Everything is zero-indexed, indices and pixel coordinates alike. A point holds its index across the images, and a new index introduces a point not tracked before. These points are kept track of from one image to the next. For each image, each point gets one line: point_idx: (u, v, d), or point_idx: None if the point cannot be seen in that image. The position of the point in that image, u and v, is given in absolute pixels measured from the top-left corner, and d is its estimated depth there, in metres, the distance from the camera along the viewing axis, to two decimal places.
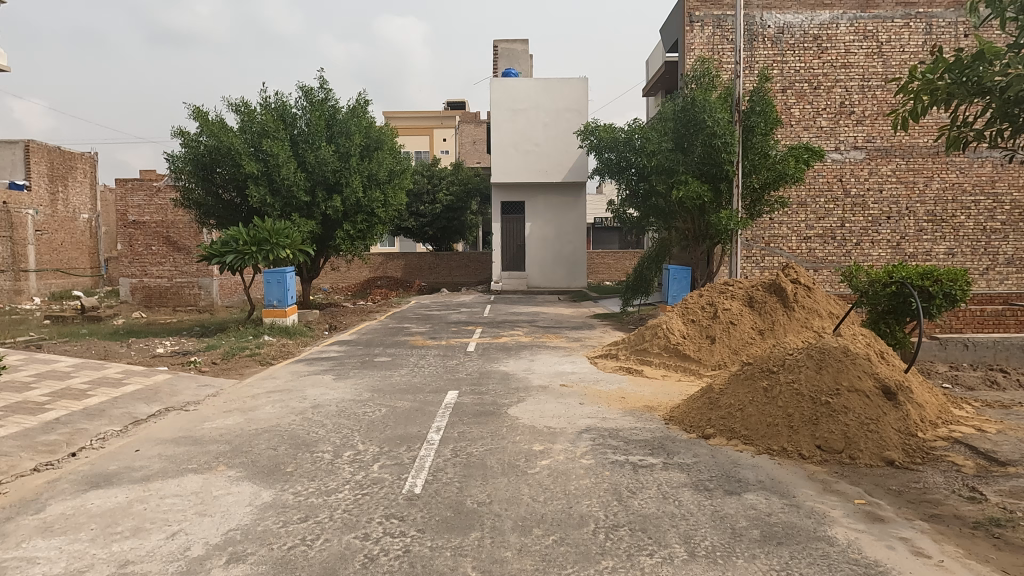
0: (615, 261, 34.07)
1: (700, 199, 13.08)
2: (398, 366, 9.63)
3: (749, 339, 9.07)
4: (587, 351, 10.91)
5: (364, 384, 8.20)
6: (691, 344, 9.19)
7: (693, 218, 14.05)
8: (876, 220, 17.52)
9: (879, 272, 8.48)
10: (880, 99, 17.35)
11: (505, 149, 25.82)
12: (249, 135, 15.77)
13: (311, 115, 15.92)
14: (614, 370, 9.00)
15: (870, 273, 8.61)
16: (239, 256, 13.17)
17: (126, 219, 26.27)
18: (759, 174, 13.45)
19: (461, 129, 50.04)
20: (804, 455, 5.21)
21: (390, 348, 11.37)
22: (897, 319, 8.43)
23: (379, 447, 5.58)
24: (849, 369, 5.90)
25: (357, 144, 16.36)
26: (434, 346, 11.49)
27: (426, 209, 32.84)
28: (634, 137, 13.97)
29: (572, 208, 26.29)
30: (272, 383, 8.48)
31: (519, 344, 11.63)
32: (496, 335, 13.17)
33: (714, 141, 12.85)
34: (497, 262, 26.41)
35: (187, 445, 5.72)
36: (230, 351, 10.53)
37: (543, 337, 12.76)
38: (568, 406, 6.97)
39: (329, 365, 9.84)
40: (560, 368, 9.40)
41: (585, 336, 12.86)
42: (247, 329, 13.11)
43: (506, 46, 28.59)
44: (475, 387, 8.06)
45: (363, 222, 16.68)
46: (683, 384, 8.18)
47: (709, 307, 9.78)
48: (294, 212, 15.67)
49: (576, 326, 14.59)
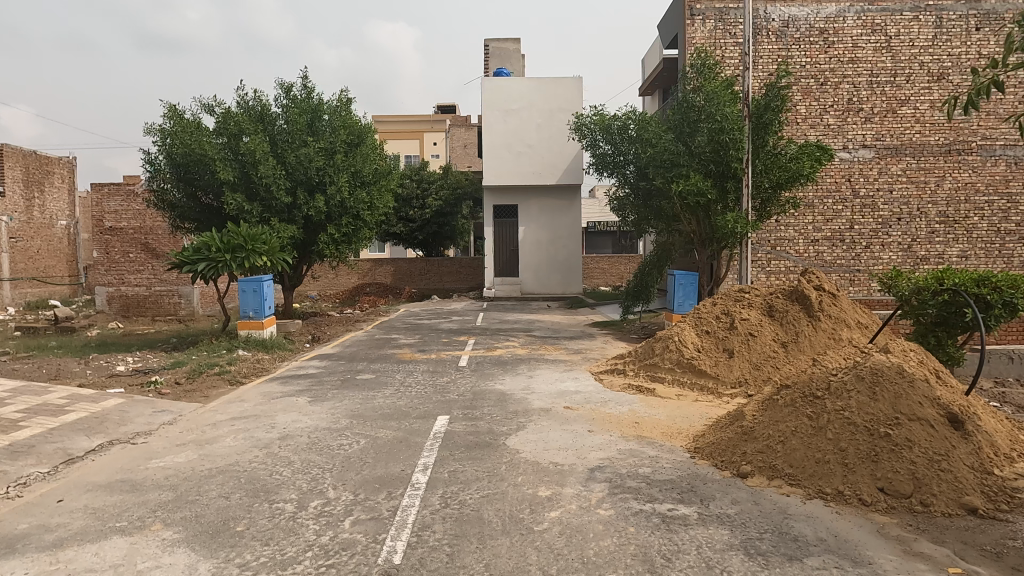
0: (610, 265, 33.22)
1: (704, 197, 12.08)
2: (382, 385, 8.70)
3: (772, 353, 8.17)
4: (590, 365, 10.00)
5: (343, 409, 7.24)
6: (707, 358, 8.30)
7: (698, 220, 13.04)
8: (886, 222, 16.75)
9: (927, 279, 7.73)
10: (888, 95, 16.61)
11: (497, 150, 24.95)
12: (225, 134, 14.81)
13: (291, 113, 14.96)
14: (622, 389, 8.08)
15: (915, 279, 7.86)
16: (212, 263, 12.17)
17: (102, 226, 25.23)
18: (770, 174, 12.52)
19: (452, 132, 49.15)
20: (866, 502, 4.32)
21: (375, 364, 10.43)
22: (947, 330, 7.80)
23: (353, 494, 4.64)
24: (908, 394, 5.02)
25: (341, 141, 15.45)
26: (423, 361, 10.56)
27: (417, 214, 31.94)
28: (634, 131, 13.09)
29: (568, 211, 25.42)
30: (239, 408, 7.52)
31: (516, 358, 10.70)
32: (490, 346, 12.25)
33: (721, 137, 12.00)
34: (489, 268, 25.48)
35: (121, 493, 4.75)
36: (197, 369, 9.54)
37: (541, 349, 11.84)
38: (575, 436, 6.04)
39: (307, 384, 8.88)
40: (562, 386, 8.47)
41: (586, 348, 11.96)
42: (220, 343, 12.12)
43: (498, 45, 27.84)
44: (468, 411, 7.12)
45: (348, 226, 15.72)
46: (702, 406, 7.27)
47: (724, 318, 8.91)
48: (273, 217, 14.70)
49: (575, 336, 13.69)
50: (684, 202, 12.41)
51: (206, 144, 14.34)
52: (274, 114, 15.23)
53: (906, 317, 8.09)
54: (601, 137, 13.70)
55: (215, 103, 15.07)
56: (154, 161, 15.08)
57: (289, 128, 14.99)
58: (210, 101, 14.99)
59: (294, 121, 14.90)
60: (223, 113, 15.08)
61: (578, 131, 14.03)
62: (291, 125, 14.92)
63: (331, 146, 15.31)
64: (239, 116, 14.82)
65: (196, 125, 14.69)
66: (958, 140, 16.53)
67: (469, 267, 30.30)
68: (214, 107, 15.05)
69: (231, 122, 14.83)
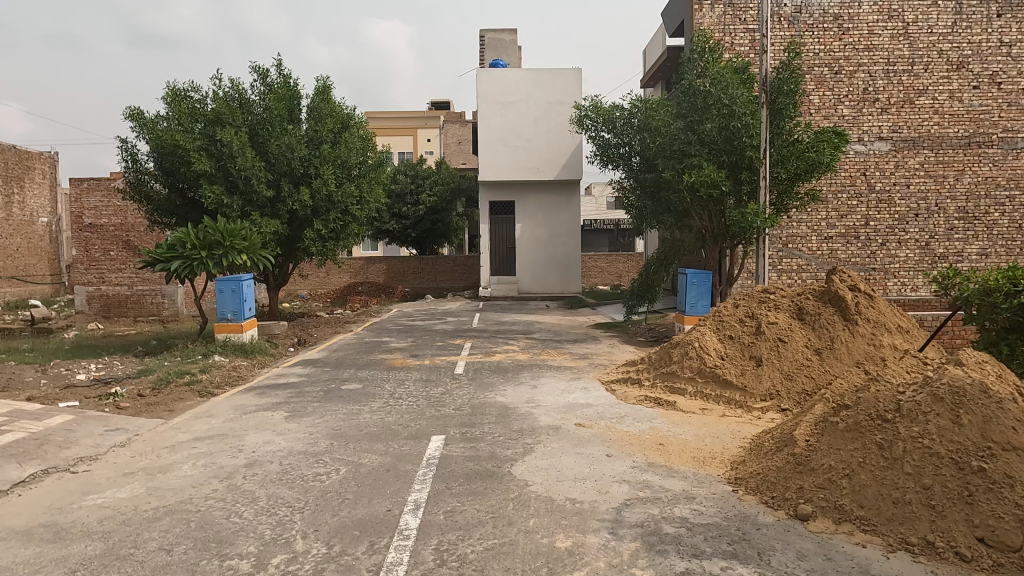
0: (608, 263, 32.38)
1: (717, 188, 11.19)
2: (370, 397, 7.77)
3: (806, 361, 7.31)
4: (599, 373, 9.13)
5: (323, 427, 6.33)
6: (732, 367, 7.45)
7: (710, 214, 12.13)
8: (903, 218, 15.95)
9: (997, 278, 6.76)
10: (906, 85, 15.82)
11: (493, 145, 24.04)
12: (202, 123, 13.90)
13: (269, 99, 14.10)
14: (638, 402, 7.20)
15: (983, 279, 6.92)
16: (186, 261, 11.20)
17: (81, 223, 24.25)
18: (787, 164, 11.66)
19: (447, 129, 48.20)
20: (967, 558, 3.45)
21: (362, 371, 9.52)
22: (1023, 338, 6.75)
23: (327, 547, 3.74)
24: (999, 418, 4.16)
25: (325, 130, 14.61)
26: (415, 367, 9.65)
27: (410, 210, 31.02)
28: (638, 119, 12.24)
29: (566, 207, 24.55)
30: (204, 426, 6.59)
31: (518, 365, 9.79)
32: (488, 350, 11.35)
33: (734, 123, 11.14)
34: (485, 266, 24.60)
35: (38, 546, 3.84)
36: (164, 378, 8.60)
37: (544, 354, 10.95)
38: (593, 462, 5.16)
39: (285, 396, 7.95)
40: (571, 398, 7.58)
41: (593, 353, 11.07)
42: (195, 347, 11.17)
43: (493, 36, 26.92)
44: (467, 429, 6.23)
45: (337, 221, 14.82)
46: (732, 423, 6.42)
47: (748, 321, 8.07)
48: (253, 211, 13.79)
49: (579, 339, 12.78)
50: (695, 194, 11.53)
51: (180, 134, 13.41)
52: (252, 101, 14.35)
53: (971, 323, 7.11)
54: (605, 125, 12.83)
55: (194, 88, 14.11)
56: (127, 151, 14.09)
57: (267, 115, 14.13)
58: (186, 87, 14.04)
59: (273, 108, 14.04)
60: (202, 98, 14.13)
61: (580, 119, 13.15)
62: (269, 112, 14.05)
63: (313, 135, 14.48)
64: (216, 104, 13.91)
65: (173, 111, 13.69)
66: (978, 132, 15.75)
67: (464, 266, 29.39)
68: (193, 92, 14.07)
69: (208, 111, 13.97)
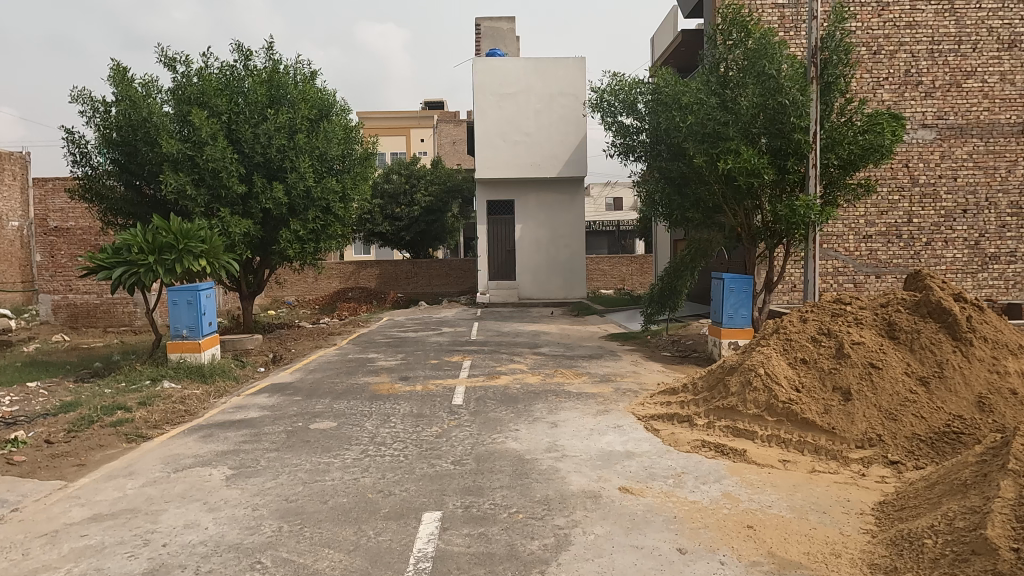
0: (611, 266, 30.74)
1: (759, 177, 9.47)
2: (344, 442, 6.03)
3: (909, 394, 5.64)
4: (629, 402, 7.41)
5: (273, 499, 4.59)
6: (812, 401, 5.78)
7: (746, 210, 10.49)
8: (950, 214, 14.30)
9: None
10: (952, 66, 14.21)
11: (492, 138, 22.34)
12: (171, 105, 12.18)
13: (251, 82, 12.46)
14: (695, 451, 5.50)
15: None
16: (132, 268, 9.47)
17: (46, 226, 22.44)
18: (838, 151, 9.84)
19: (441, 127, 46.56)
20: None
21: (340, 403, 7.78)
22: None
23: None
24: None
25: (304, 116, 12.92)
26: (405, 397, 7.92)
27: (403, 211, 29.32)
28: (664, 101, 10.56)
29: (570, 206, 22.86)
30: (114, 494, 4.82)
31: (531, 392, 8.06)
32: (492, 371, 9.62)
33: (784, 101, 9.46)
34: (483, 270, 22.89)
35: None
36: (89, 416, 6.84)
37: (558, 375, 9.24)
38: (663, 567, 3.45)
39: (235, 441, 6.19)
40: (604, 443, 5.85)
41: (615, 374, 9.35)
42: (143, 371, 9.42)
43: (490, 24, 25.27)
44: (473, 499, 4.51)
45: (317, 221, 13.09)
46: (830, 486, 4.73)
47: (825, 340, 6.40)
48: (221, 207, 12.03)
49: (595, 356, 11.06)
50: (732, 184, 9.84)
51: (158, 111, 11.74)
52: (232, 84, 12.68)
53: None
54: (627, 110, 11.21)
55: (170, 63, 12.37)
56: (77, 141, 12.30)
57: (245, 100, 12.48)
58: (166, 59, 12.31)
59: (253, 92, 12.40)
60: (181, 76, 12.43)
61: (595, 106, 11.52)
62: (250, 95, 12.41)
63: (294, 123, 12.81)
64: (199, 81, 12.25)
65: (144, 87, 11.97)
66: None
67: (459, 270, 27.71)
68: (178, 63, 12.33)
69: (180, 93, 12.24)
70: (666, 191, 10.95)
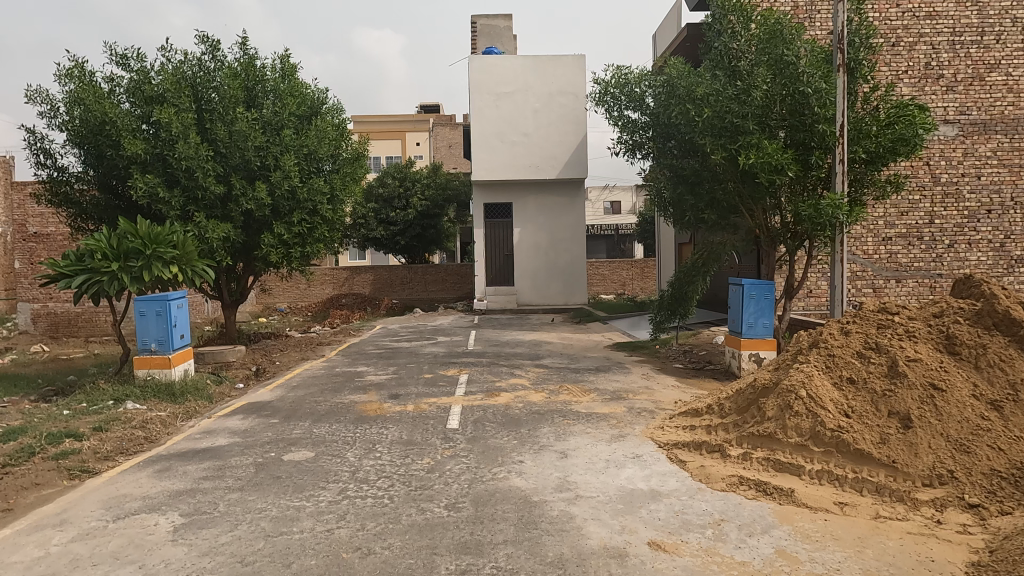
0: (612, 271, 29.93)
1: (783, 175, 8.66)
2: (320, 479, 5.17)
3: (982, 421, 4.82)
4: (647, 426, 6.56)
5: (225, 561, 3.74)
6: (867, 430, 4.95)
7: (766, 210, 9.70)
8: (974, 214, 13.50)
9: None
10: (974, 58, 13.45)
11: (489, 140, 21.57)
12: (135, 103, 11.36)
13: (222, 76, 11.57)
14: (733, 491, 4.67)
15: None
16: (93, 275, 8.61)
17: (25, 231, 21.61)
18: (864, 143, 8.98)
19: (436, 130, 45.81)
20: None
21: (320, 427, 6.92)
22: None
23: None
24: None
25: (291, 112, 12.10)
26: (394, 420, 7.09)
27: (397, 215, 28.50)
28: (672, 92, 9.67)
29: (570, 209, 22.05)
30: (33, 554, 3.96)
31: (536, 413, 7.22)
32: (490, 387, 8.79)
33: (804, 89, 8.62)
34: (480, 275, 22.05)
35: None
36: (30, 446, 5.98)
37: (564, 392, 8.41)
38: None
39: (195, 478, 5.33)
40: (624, 479, 5.01)
41: (627, 390, 8.51)
42: (107, 389, 8.55)
43: (486, 22, 24.51)
44: (470, 561, 3.66)
45: (303, 223, 12.30)
46: (903, 539, 3.89)
47: (875, 357, 5.59)
48: (195, 209, 11.18)
49: (602, 369, 10.22)
50: (752, 180, 9.03)
51: (118, 109, 10.91)
52: (200, 80, 11.81)
53: None
54: (631, 102, 10.44)
55: (123, 61, 11.57)
56: (40, 143, 11.50)
57: (217, 95, 11.64)
58: (117, 56, 11.47)
59: (226, 87, 11.53)
60: (139, 72, 11.52)
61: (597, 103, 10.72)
62: (222, 90, 11.51)
63: (275, 120, 11.96)
64: (161, 77, 11.36)
65: (104, 86, 11.13)
66: None
67: (456, 275, 26.88)
68: (131, 59, 11.49)
69: (138, 91, 11.38)
70: (676, 190, 10.12)
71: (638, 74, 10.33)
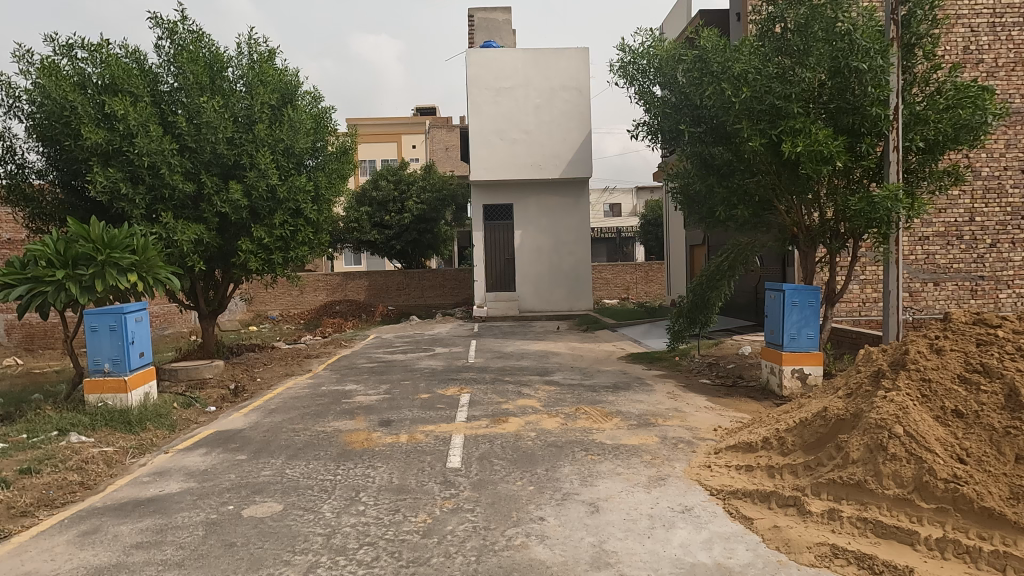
0: (614, 275, 28.81)
1: (829, 164, 7.70)
2: (284, 549, 4.01)
3: None
4: (689, 464, 5.41)
5: None
6: (992, 483, 3.82)
7: (802, 204, 8.70)
8: (1017, 211, 12.39)
9: None
10: (1017, 42, 12.38)
11: (488, 137, 20.46)
12: (93, 91, 10.28)
13: (180, 60, 10.64)
14: (827, 568, 3.52)
15: None
16: (36, 285, 7.44)
17: None
18: (925, 128, 7.86)
19: (433, 133, 44.92)
20: None
21: (293, 467, 5.74)
22: None
23: None
24: None
25: (264, 103, 11.14)
26: (383, 457, 5.94)
27: (393, 219, 27.38)
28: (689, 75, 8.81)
29: (574, 209, 20.95)
30: None
31: (552, 448, 6.04)
32: (495, 411, 7.65)
33: (852, 64, 7.54)
34: (480, 281, 20.91)
35: None
36: None
37: (582, 417, 7.26)
38: None
39: (125, 546, 4.17)
40: (677, 547, 3.85)
41: (653, 414, 7.34)
42: (53, 417, 7.37)
43: (484, 16, 23.46)
44: None
45: (286, 226, 11.31)
46: None
47: (987, 385, 4.45)
48: (164, 210, 10.22)
49: (620, 386, 9.06)
50: (791, 168, 8.04)
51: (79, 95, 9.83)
52: (154, 69, 10.90)
53: None
54: (659, 77, 9.52)
55: (68, 51, 10.41)
56: None
57: (179, 82, 10.70)
58: (60, 47, 10.33)
59: (183, 71, 10.69)
60: (93, 59, 10.46)
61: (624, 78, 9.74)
62: (182, 77, 10.66)
63: (248, 110, 11.04)
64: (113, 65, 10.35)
65: (61, 72, 10.01)
66: None
67: (454, 281, 25.76)
68: (78, 46, 10.37)
69: (90, 82, 10.32)
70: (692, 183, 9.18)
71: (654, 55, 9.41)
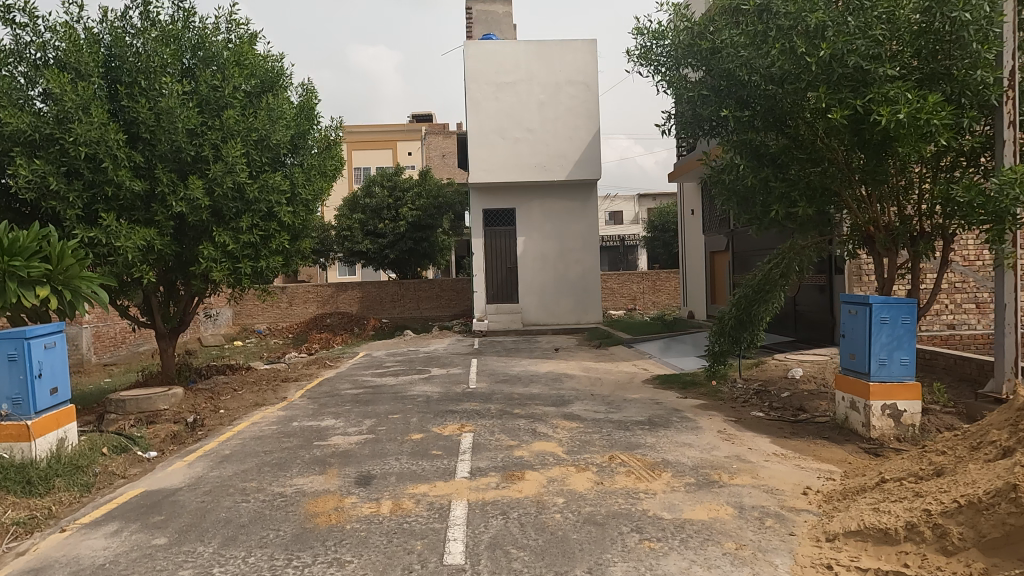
0: (620, 285, 27.18)
1: (931, 143, 6.19)
2: None
3: None
4: (793, 563, 3.66)
5: None
6: None
7: (883, 198, 7.10)
8: None
9: None
10: None
11: (488, 136, 18.86)
12: (27, 69, 8.59)
13: (144, 35, 9.00)
14: None
15: None
16: None
17: None
18: None
19: (428, 140, 43.65)
20: None
21: (224, 564, 4.01)
22: None
23: None
24: None
25: (237, 87, 9.45)
26: (356, 543, 4.25)
27: (386, 227, 25.74)
28: (734, 45, 7.26)
29: (580, 214, 19.34)
30: None
31: (591, 529, 4.31)
32: (506, 461, 5.96)
33: (961, 15, 6.03)
34: (479, 292, 19.21)
35: None
36: None
37: (622, 471, 5.56)
38: None
39: None
40: None
41: (713, 467, 5.61)
42: None
43: (482, 8, 21.93)
44: None
45: (256, 233, 9.60)
46: None
47: None
48: (105, 210, 8.50)
49: (658, 422, 7.34)
50: (885, 145, 6.50)
51: None
52: (122, 42, 8.89)
53: None
54: (688, 57, 8.01)
55: (7, 15, 8.68)
56: None
57: (141, 56, 8.89)
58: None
59: (147, 47, 9.01)
60: (35, 28, 8.69)
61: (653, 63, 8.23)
62: (145, 54, 8.95)
63: (220, 96, 9.27)
64: (59, 37, 8.64)
65: None
66: None
67: (452, 291, 24.13)
68: (20, 8, 8.57)
69: (37, 56, 8.69)
70: (737, 176, 7.46)
71: (679, 40, 7.98)
